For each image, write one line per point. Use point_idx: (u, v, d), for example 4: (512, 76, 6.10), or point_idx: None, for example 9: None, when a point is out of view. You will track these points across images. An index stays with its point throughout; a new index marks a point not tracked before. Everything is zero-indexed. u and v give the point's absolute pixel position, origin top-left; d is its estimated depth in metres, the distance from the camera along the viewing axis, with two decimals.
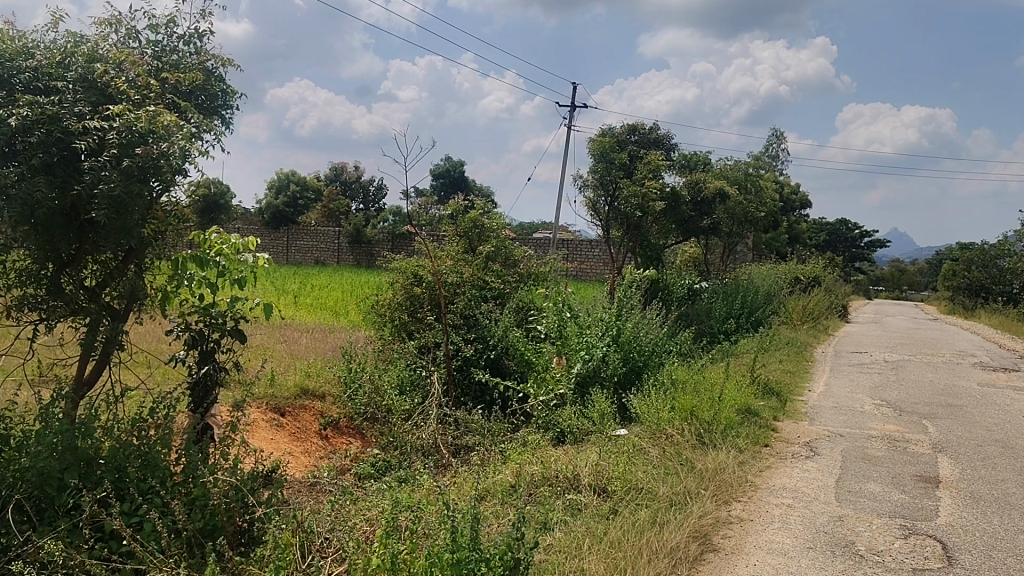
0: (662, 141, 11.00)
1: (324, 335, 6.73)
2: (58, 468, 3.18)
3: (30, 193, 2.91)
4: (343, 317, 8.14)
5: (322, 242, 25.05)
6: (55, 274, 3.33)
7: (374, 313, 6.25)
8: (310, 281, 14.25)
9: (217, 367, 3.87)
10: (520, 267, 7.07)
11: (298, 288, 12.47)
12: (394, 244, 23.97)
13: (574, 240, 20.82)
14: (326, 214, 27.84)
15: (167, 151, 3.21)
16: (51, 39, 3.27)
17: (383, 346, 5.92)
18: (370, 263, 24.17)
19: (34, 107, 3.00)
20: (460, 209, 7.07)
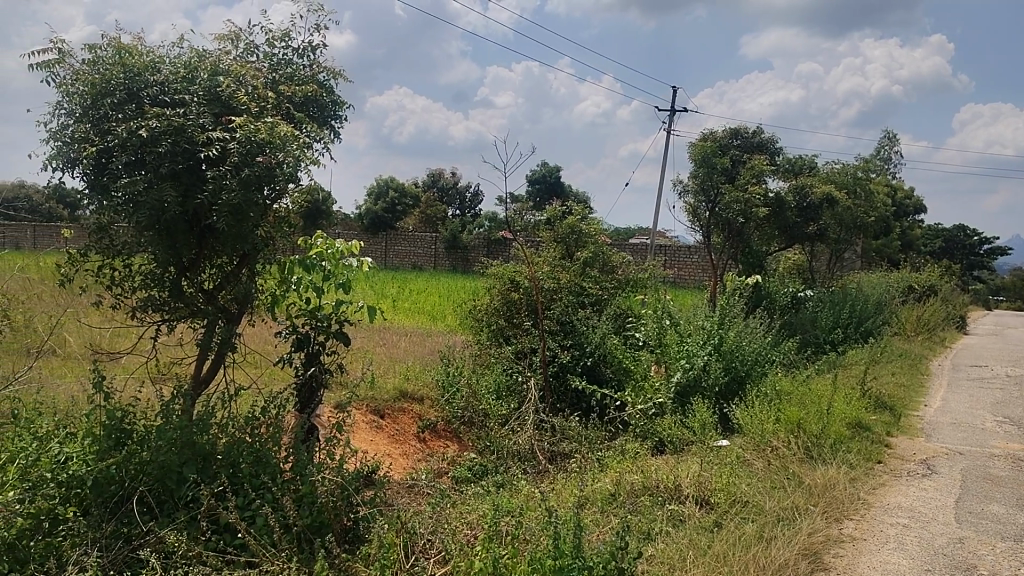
0: (766, 146, 10.64)
1: (423, 339, 6.86)
2: (177, 463, 3.40)
3: (158, 201, 3.13)
4: (442, 321, 8.28)
5: (418, 247, 25.54)
6: (176, 278, 3.54)
7: (472, 318, 6.32)
8: (413, 285, 14.60)
9: (322, 369, 3.98)
10: (619, 274, 7.00)
11: (401, 292, 12.80)
12: (489, 249, 24.23)
13: (672, 246, 20.54)
14: (425, 220, 28.70)
15: (282, 160, 3.37)
16: (177, 54, 3.46)
17: (480, 350, 5.99)
18: (465, 267, 24.50)
19: (162, 119, 3.19)
20: (558, 215, 7.07)
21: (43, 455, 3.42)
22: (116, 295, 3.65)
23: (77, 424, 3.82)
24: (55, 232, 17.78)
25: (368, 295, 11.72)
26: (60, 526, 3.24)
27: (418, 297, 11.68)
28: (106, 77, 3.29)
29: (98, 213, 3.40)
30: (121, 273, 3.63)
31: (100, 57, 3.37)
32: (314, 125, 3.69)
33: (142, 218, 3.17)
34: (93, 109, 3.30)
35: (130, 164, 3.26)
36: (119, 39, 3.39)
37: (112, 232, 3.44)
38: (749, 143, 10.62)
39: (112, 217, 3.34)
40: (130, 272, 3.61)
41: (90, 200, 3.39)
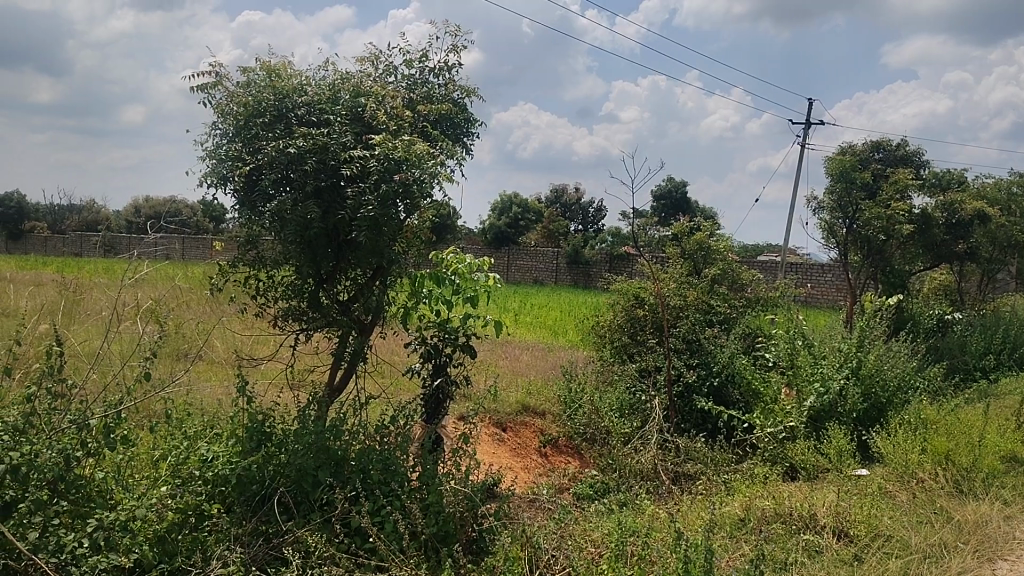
0: (911, 159, 10.15)
1: (545, 354, 6.88)
2: (313, 466, 3.55)
3: (303, 216, 3.33)
4: (565, 336, 8.30)
5: (541, 262, 25.81)
6: (315, 289, 3.72)
7: (595, 334, 6.31)
8: (539, 300, 14.78)
9: (448, 380, 4.08)
10: (749, 291, 6.80)
11: (525, 306, 12.99)
12: (614, 264, 24.10)
13: (805, 263, 19.86)
14: (547, 235, 28.93)
15: (419, 177, 3.48)
16: (322, 76, 3.64)
17: (602, 367, 5.98)
18: (588, 283, 24.51)
19: (308, 138, 3.39)
20: (686, 230, 6.96)
21: (192, 454, 3.67)
22: (260, 305, 3.87)
23: (222, 425, 4.06)
24: (207, 244, 18.55)
25: (493, 309, 11.91)
26: (206, 521, 3.47)
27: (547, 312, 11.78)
28: (258, 99, 3.50)
29: (247, 227, 3.62)
30: (265, 284, 3.84)
31: (253, 80, 3.58)
32: (448, 143, 3.79)
33: (288, 231, 3.36)
34: (245, 129, 3.52)
35: (277, 182, 3.46)
36: (270, 64, 3.60)
37: (258, 246, 3.65)
38: (892, 157, 10.16)
39: (259, 231, 3.55)
40: (273, 283, 3.81)
41: (240, 215, 3.61)
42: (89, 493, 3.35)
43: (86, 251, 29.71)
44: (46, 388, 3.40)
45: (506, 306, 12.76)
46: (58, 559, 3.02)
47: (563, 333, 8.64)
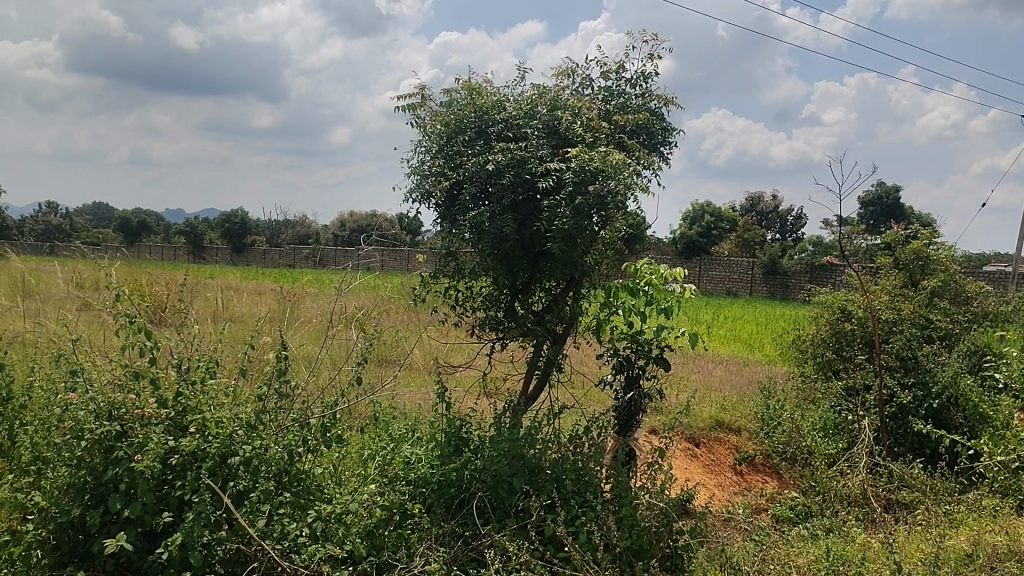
0: None
1: (740, 368, 6.68)
2: (509, 473, 3.64)
3: (500, 229, 3.43)
4: (760, 350, 8.02)
5: (737, 273, 25.18)
6: (510, 299, 3.83)
7: (795, 348, 6.09)
8: (738, 313, 14.37)
9: (641, 394, 4.02)
10: (975, 305, 6.22)
11: (719, 318, 12.68)
12: (816, 275, 22.99)
13: None
14: (740, 244, 28.20)
15: (614, 188, 3.45)
16: (521, 91, 3.72)
17: (805, 384, 5.76)
18: (787, 295, 23.57)
19: (506, 152, 3.47)
20: (900, 239, 6.49)
21: (397, 455, 3.92)
22: (459, 314, 4.04)
23: (424, 429, 4.28)
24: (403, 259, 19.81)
25: (689, 321, 11.78)
26: (409, 519, 3.66)
27: (753, 325, 11.47)
28: (459, 117, 3.65)
29: (448, 240, 3.79)
30: (464, 294, 4.00)
31: (455, 98, 3.73)
32: (644, 153, 3.74)
33: (486, 244, 3.47)
34: (447, 145, 3.69)
35: (477, 196, 3.59)
36: (471, 81, 3.73)
37: (458, 257, 3.82)
38: None
39: (459, 244, 3.71)
40: (471, 293, 3.97)
41: (442, 228, 3.80)
42: (308, 486, 3.67)
43: (298, 263, 32.55)
44: (273, 387, 3.73)
45: (697, 318, 12.47)
46: (282, 546, 3.30)
47: (761, 346, 8.31)
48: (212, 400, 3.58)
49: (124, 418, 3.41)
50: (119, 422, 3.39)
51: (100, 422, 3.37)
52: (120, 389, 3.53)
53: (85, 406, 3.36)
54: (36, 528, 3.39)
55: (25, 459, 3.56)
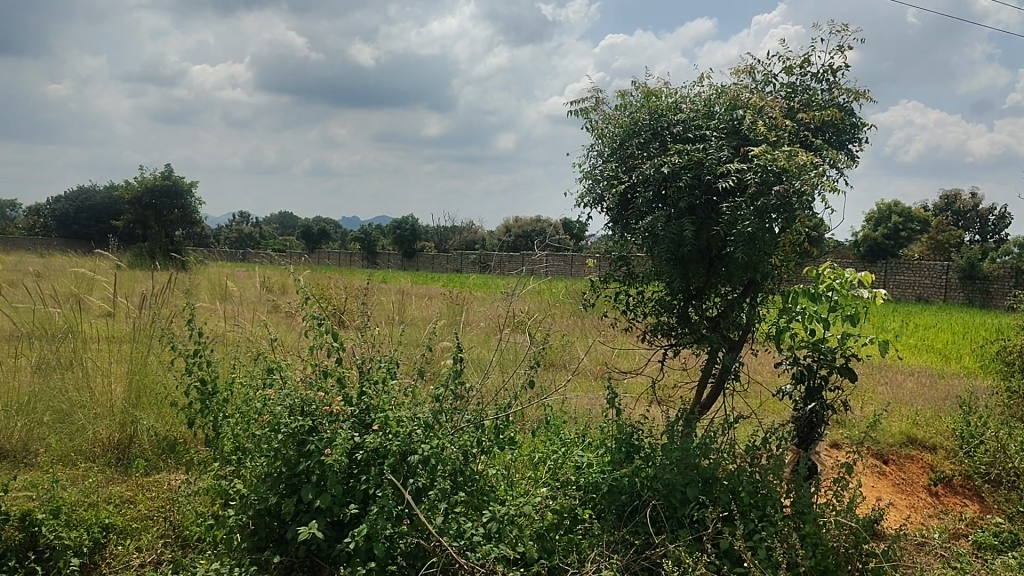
0: None
1: (934, 381, 6.21)
2: (682, 483, 3.54)
3: (677, 232, 3.36)
4: (957, 361, 7.44)
5: (929, 277, 23.61)
6: (683, 305, 3.74)
7: (1000, 361, 5.60)
8: (939, 321, 13.46)
9: (824, 405, 3.79)
10: None
11: (914, 326, 11.88)
12: (1018, 279, 21.05)
13: None
14: (934, 247, 26.54)
15: (800, 189, 3.29)
16: (698, 92, 3.68)
17: (1012, 402, 5.28)
18: (985, 301, 21.71)
19: (683, 154, 3.42)
20: None
21: (568, 460, 3.92)
22: (630, 319, 4.01)
23: (594, 434, 4.27)
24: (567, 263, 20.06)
25: (874, 328, 11.15)
26: (579, 524, 3.66)
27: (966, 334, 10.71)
28: (634, 120, 3.65)
29: (621, 244, 3.78)
30: (635, 299, 3.97)
31: (629, 102, 3.74)
32: (832, 150, 3.55)
33: (662, 248, 3.41)
34: (621, 149, 3.69)
35: (652, 200, 3.54)
36: (646, 85, 3.73)
37: (630, 262, 3.80)
38: None
39: (632, 249, 3.68)
40: (643, 298, 3.92)
41: (614, 233, 3.80)
42: (482, 487, 3.74)
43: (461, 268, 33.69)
44: (450, 388, 3.85)
45: (886, 326, 11.74)
46: (459, 544, 3.39)
47: (957, 358, 7.65)
48: (393, 400, 3.74)
49: (314, 414, 3.63)
50: (310, 417, 3.62)
51: (293, 417, 3.61)
52: (311, 387, 3.78)
53: (282, 402, 3.62)
54: (236, 514, 3.65)
55: (227, 448, 3.86)
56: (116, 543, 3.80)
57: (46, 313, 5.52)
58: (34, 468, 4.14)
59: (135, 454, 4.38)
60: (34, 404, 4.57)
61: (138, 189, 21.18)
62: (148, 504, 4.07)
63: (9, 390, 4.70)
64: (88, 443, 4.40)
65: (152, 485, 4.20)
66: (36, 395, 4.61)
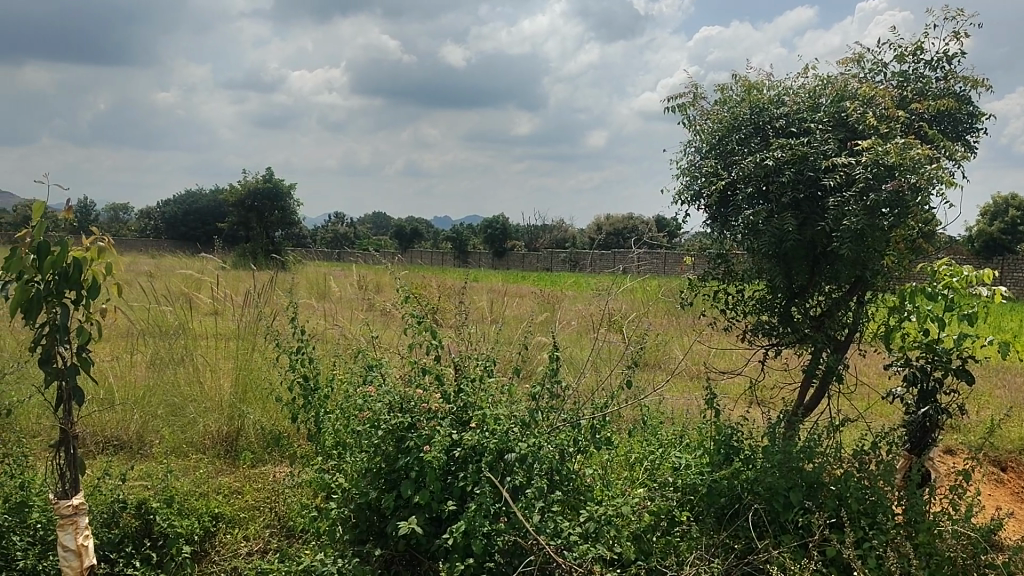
0: None
1: None
2: (785, 487, 3.44)
3: (780, 228, 3.26)
4: None
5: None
6: (786, 304, 3.63)
7: None
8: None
9: (939, 409, 3.60)
10: None
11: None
12: None
13: None
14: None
15: (915, 184, 3.12)
16: (803, 83, 3.59)
17: None
18: None
19: (787, 148, 3.32)
20: None
21: (665, 461, 3.87)
22: (729, 318, 3.93)
23: (691, 435, 4.21)
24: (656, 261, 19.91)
25: (987, 329, 10.64)
26: (676, 526, 3.61)
27: None
28: (734, 114, 3.58)
29: (722, 243, 3.67)
30: (734, 298, 3.89)
31: (729, 96, 3.69)
32: (948, 141, 3.35)
33: (764, 245, 3.32)
34: (720, 144, 3.62)
35: (753, 196, 3.45)
36: (747, 78, 3.66)
37: (729, 260, 3.72)
38: None
39: (732, 246, 3.60)
40: (743, 297, 3.84)
41: (714, 231, 3.71)
42: (578, 486, 3.74)
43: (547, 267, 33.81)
44: (547, 387, 3.85)
45: (999, 326, 11.17)
46: (556, 543, 3.37)
47: None
48: (490, 398, 3.76)
49: (413, 411, 3.70)
50: (410, 414, 3.68)
51: (393, 414, 3.69)
52: (410, 384, 3.85)
53: (382, 399, 3.71)
54: (339, 507, 3.77)
55: (329, 443, 3.99)
56: (225, 531, 3.97)
57: (158, 311, 5.81)
58: (150, 459, 4.37)
59: (242, 447, 4.56)
60: (149, 397, 4.81)
61: (242, 191, 22.15)
62: (254, 495, 4.24)
63: (126, 384, 4.97)
64: (199, 435, 4.60)
65: (258, 477, 4.37)
66: (151, 389, 4.86)
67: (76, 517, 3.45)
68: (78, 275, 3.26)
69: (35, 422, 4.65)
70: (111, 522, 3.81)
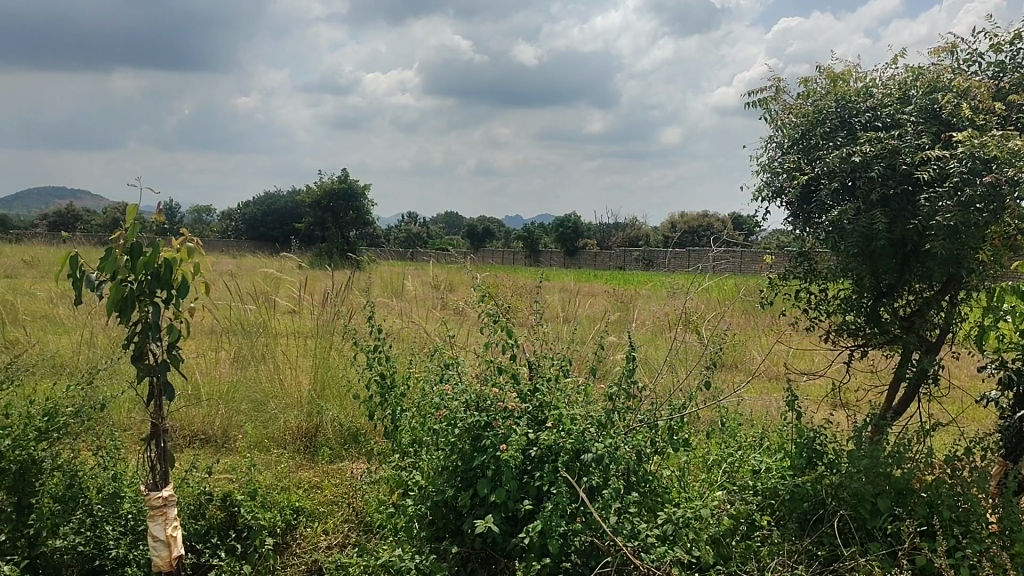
0: None
1: None
2: (871, 493, 3.33)
3: (869, 225, 3.14)
4: None
5: None
6: (873, 304, 3.51)
7: None
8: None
9: None
10: None
11: None
12: None
13: None
14: None
15: (1012, 177, 2.93)
16: (893, 76, 3.49)
17: None
18: None
19: (875, 143, 3.22)
20: None
21: (745, 464, 3.80)
22: (812, 318, 3.82)
23: (771, 438, 4.11)
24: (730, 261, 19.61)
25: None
26: (756, 531, 3.53)
27: None
28: (819, 108, 3.49)
29: (802, 239, 3.63)
30: (817, 297, 3.79)
31: (814, 90, 3.62)
32: None
33: (851, 243, 3.20)
34: (804, 139, 3.53)
35: (839, 192, 3.35)
36: (833, 72, 3.58)
37: (813, 259, 3.63)
38: None
39: (817, 244, 3.50)
40: (827, 297, 3.73)
41: (795, 228, 3.64)
42: (655, 488, 3.70)
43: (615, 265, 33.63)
44: (623, 387, 3.82)
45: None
46: (633, 544, 3.34)
47: None
48: (566, 397, 3.75)
49: (489, 410, 3.71)
50: (486, 413, 3.70)
51: (469, 412, 3.71)
52: (486, 383, 3.87)
53: (458, 397, 3.74)
54: (416, 504, 3.80)
55: (406, 440, 4.04)
56: (305, 525, 4.06)
57: (240, 310, 5.99)
58: (234, 453, 4.50)
59: (320, 443, 4.66)
60: (232, 393, 4.95)
61: (318, 193, 22.71)
62: (333, 491, 4.33)
63: (210, 379, 5.13)
64: (280, 431, 4.72)
65: (336, 473, 4.46)
66: (234, 385, 5.01)
67: (165, 508, 3.57)
68: (169, 275, 3.38)
69: (126, 416, 4.84)
70: (197, 513, 3.94)
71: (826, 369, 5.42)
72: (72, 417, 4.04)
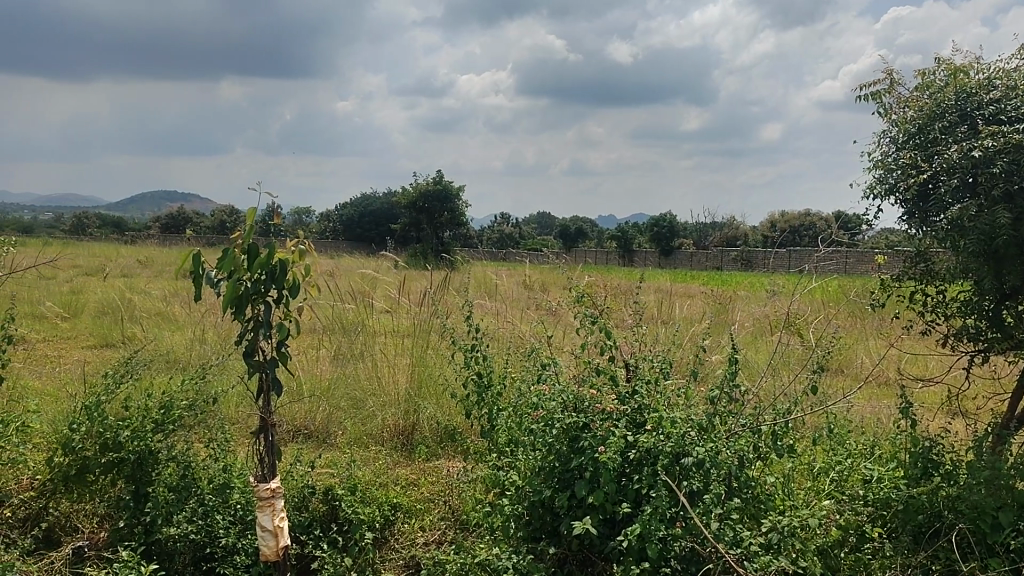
0: None
1: None
2: (993, 506, 3.14)
3: (991, 223, 2.95)
4: None
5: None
6: (996, 308, 3.31)
7: None
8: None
9: None
10: None
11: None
12: None
13: None
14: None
15: None
16: (1019, 65, 3.30)
17: None
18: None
19: (998, 137, 3.03)
20: None
21: (854, 472, 3.65)
22: (928, 322, 3.64)
23: (882, 447, 3.94)
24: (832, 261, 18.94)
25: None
26: (866, 543, 3.39)
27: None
28: (937, 102, 3.33)
29: (917, 239, 3.46)
30: (934, 300, 3.61)
31: (932, 83, 3.46)
32: None
33: (971, 241, 3.02)
34: (921, 135, 3.37)
35: (958, 190, 3.17)
36: (953, 64, 3.42)
37: (929, 259, 3.45)
38: None
39: (933, 245, 3.33)
40: (945, 299, 3.55)
41: (910, 227, 3.47)
42: (758, 494, 3.60)
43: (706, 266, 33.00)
44: (725, 391, 3.73)
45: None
46: (735, 552, 3.25)
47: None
48: (666, 400, 3.70)
49: (587, 411, 3.69)
50: (584, 414, 3.68)
51: (567, 413, 3.70)
52: (584, 384, 3.86)
53: (556, 398, 3.73)
54: (512, 504, 3.81)
55: (503, 439, 4.07)
56: (403, 521, 4.13)
57: (340, 309, 6.16)
58: (335, 448, 4.62)
59: (418, 441, 4.73)
60: (333, 390, 5.09)
61: (414, 194, 23.18)
62: (430, 488, 4.39)
63: (313, 377, 5.30)
64: (378, 428, 4.82)
65: (432, 471, 4.52)
66: (335, 382, 5.16)
67: (273, 500, 3.69)
68: (283, 276, 3.51)
69: (235, 410, 5.06)
70: (301, 506, 4.06)
71: (942, 376, 5.16)
72: (186, 410, 4.23)
